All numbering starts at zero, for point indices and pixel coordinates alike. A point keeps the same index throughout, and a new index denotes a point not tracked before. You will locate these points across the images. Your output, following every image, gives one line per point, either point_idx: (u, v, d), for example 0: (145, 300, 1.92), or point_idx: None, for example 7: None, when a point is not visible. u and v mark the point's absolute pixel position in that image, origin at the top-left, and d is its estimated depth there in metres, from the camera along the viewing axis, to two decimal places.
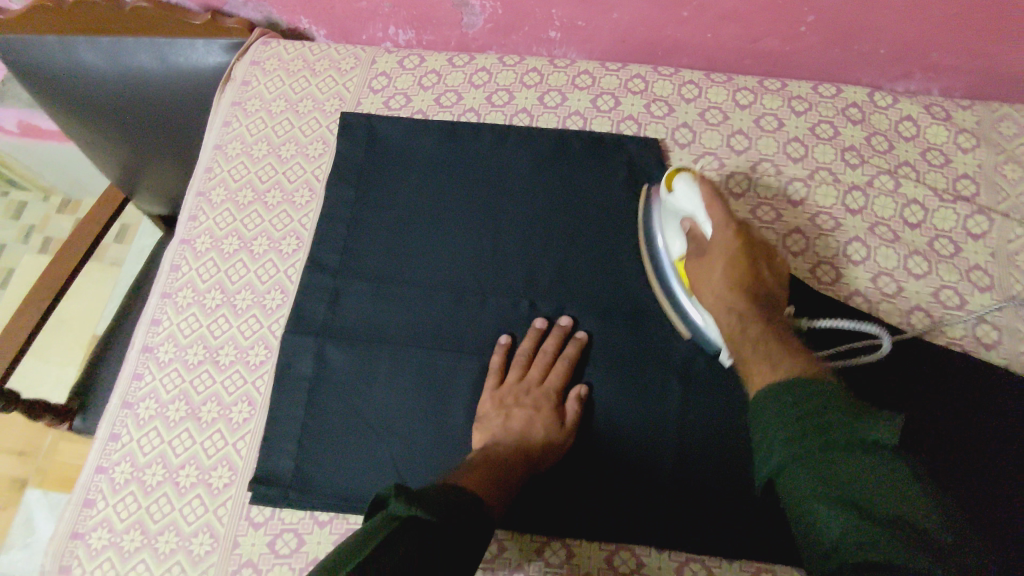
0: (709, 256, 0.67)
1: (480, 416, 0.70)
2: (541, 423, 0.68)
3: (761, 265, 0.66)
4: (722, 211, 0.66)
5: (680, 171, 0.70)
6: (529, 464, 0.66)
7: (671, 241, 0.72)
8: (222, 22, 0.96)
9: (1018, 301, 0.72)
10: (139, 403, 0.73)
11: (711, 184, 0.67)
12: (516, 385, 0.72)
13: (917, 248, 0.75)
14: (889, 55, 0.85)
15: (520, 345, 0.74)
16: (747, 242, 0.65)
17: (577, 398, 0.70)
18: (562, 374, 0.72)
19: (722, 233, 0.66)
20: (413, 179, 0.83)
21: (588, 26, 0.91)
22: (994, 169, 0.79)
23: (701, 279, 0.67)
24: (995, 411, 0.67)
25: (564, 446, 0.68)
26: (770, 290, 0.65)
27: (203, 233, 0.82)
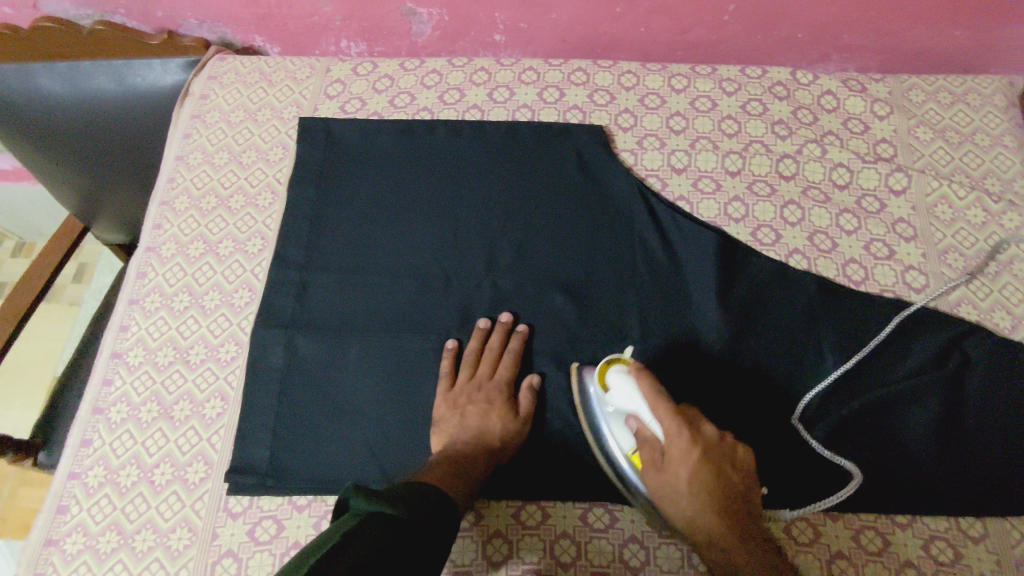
0: (670, 470, 0.61)
1: (436, 419, 0.70)
2: (497, 416, 0.69)
3: (726, 471, 0.60)
4: (670, 416, 0.61)
5: (615, 368, 0.66)
6: (490, 456, 0.67)
7: (621, 437, 0.66)
8: (179, 41, 1.01)
9: (940, 247, 0.79)
10: (110, 407, 0.73)
11: (649, 381, 0.63)
12: (467, 385, 0.72)
13: (847, 207, 0.82)
14: (806, 39, 0.93)
15: (468, 344, 0.75)
16: (708, 449, 0.60)
17: (530, 388, 0.72)
18: (511, 366, 0.73)
19: (681, 449, 0.60)
20: (373, 176, 0.86)
21: (530, 28, 0.96)
22: (908, 132, 0.86)
23: (667, 497, 0.61)
24: (909, 367, 0.72)
25: (522, 433, 0.69)
26: (747, 496, 0.60)
27: (169, 240, 0.84)
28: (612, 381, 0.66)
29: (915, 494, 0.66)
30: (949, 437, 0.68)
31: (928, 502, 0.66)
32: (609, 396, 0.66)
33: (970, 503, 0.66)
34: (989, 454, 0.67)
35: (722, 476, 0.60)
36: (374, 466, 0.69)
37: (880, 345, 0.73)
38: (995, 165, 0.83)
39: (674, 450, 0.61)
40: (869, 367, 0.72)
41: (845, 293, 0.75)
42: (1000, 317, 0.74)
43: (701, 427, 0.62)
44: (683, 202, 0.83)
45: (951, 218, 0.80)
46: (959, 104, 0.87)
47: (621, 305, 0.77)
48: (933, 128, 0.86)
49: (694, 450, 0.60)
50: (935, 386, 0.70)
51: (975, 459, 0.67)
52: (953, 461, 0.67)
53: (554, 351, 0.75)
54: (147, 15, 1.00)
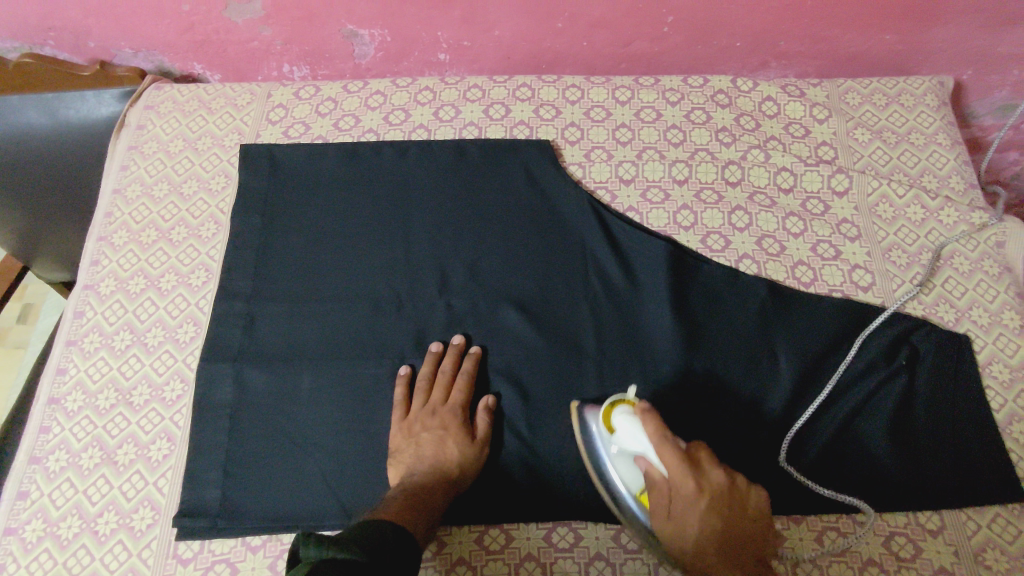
0: (679, 521, 0.61)
1: (392, 450, 0.68)
2: (453, 442, 0.68)
3: (734, 520, 0.60)
4: (677, 465, 0.60)
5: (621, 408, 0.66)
6: (449, 484, 0.66)
7: (629, 477, 0.66)
8: (112, 71, 0.97)
9: (883, 245, 0.80)
10: (48, 456, 0.70)
11: (655, 424, 0.62)
12: (422, 411, 0.71)
13: (793, 210, 0.83)
14: (744, 47, 0.95)
15: (420, 369, 0.74)
16: (716, 499, 0.60)
17: (486, 409, 0.71)
18: (465, 389, 0.72)
19: (689, 499, 0.60)
20: (319, 200, 0.84)
21: (474, 45, 0.96)
22: (847, 134, 0.88)
23: (678, 546, 0.61)
24: (860, 358, 0.73)
25: (480, 457, 0.68)
26: (754, 542, 0.60)
27: (108, 276, 0.81)
28: (617, 423, 0.65)
29: (882, 496, 0.67)
30: (911, 437, 0.69)
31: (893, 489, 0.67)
32: (616, 436, 0.65)
33: (933, 499, 0.66)
34: (949, 448, 0.68)
35: (730, 527, 0.60)
36: (332, 500, 0.67)
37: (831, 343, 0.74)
38: (931, 162, 0.86)
39: (681, 497, 0.60)
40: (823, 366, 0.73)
41: (794, 296, 0.76)
42: (945, 310, 0.76)
43: (708, 474, 0.60)
44: (632, 212, 0.84)
45: (892, 216, 0.82)
46: (893, 105, 0.90)
47: (575, 320, 0.77)
48: (870, 129, 0.88)
49: (702, 501, 0.60)
50: (894, 386, 0.71)
51: (937, 454, 0.68)
52: (916, 459, 0.68)
53: (511, 369, 0.74)
54: (78, 46, 0.97)
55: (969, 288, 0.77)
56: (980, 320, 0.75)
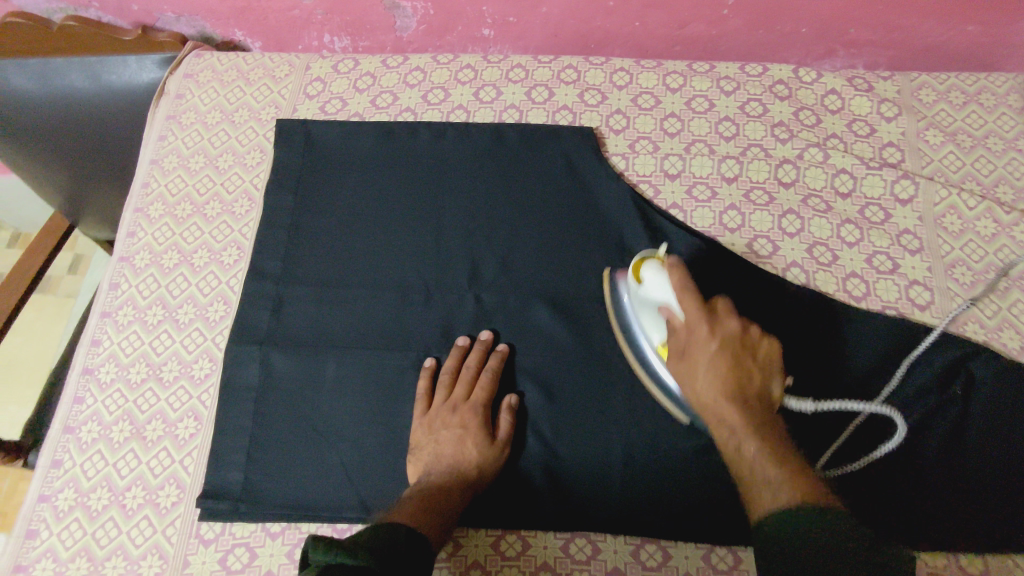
0: (688, 360, 0.60)
1: (412, 445, 0.68)
2: (473, 442, 0.67)
3: (748, 362, 0.59)
4: (695, 311, 0.61)
5: (647, 260, 0.67)
6: (466, 486, 0.65)
7: (650, 329, 0.66)
8: (154, 36, 0.96)
9: (947, 261, 0.75)
10: (81, 427, 0.71)
11: (680, 273, 0.63)
12: (443, 407, 0.69)
13: (849, 217, 0.77)
14: (810, 34, 0.88)
15: (445, 363, 0.73)
16: (727, 341, 0.59)
17: (508, 409, 0.69)
18: (488, 386, 0.70)
19: (700, 339, 0.60)
20: (353, 181, 0.83)
21: (520, 22, 0.92)
22: (917, 135, 0.81)
23: (684, 384, 0.61)
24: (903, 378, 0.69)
25: (500, 460, 0.67)
26: (761, 387, 0.59)
27: (143, 249, 0.81)
28: (646, 275, 0.66)
29: (940, 537, 0.63)
30: (971, 473, 0.65)
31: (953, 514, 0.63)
32: (642, 288, 0.66)
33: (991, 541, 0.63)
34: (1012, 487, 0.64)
35: (738, 368, 0.58)
36: (351, 492, 0.67)
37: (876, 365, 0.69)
38: (1008, 171, 0.79)
39: (695, 341, 0.61)
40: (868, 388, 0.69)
41: (844, 311, 0.72)
42: (1009, 336, 0.71)
43: (723, 321, 0.61)
44: (676, 210, 0.79)
45: (960, 230, 0.76)
46: (971, 105, 0.83)
47: (606, 325, 0.74)
48: (943, 131, 0.81)
49: (714, 341, 0.59)
50: (952, 415, 0.67)
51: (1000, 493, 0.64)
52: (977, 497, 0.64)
53: (538, 369, 0.72)
54: (122, 9, 0.96)
55: None
56: None
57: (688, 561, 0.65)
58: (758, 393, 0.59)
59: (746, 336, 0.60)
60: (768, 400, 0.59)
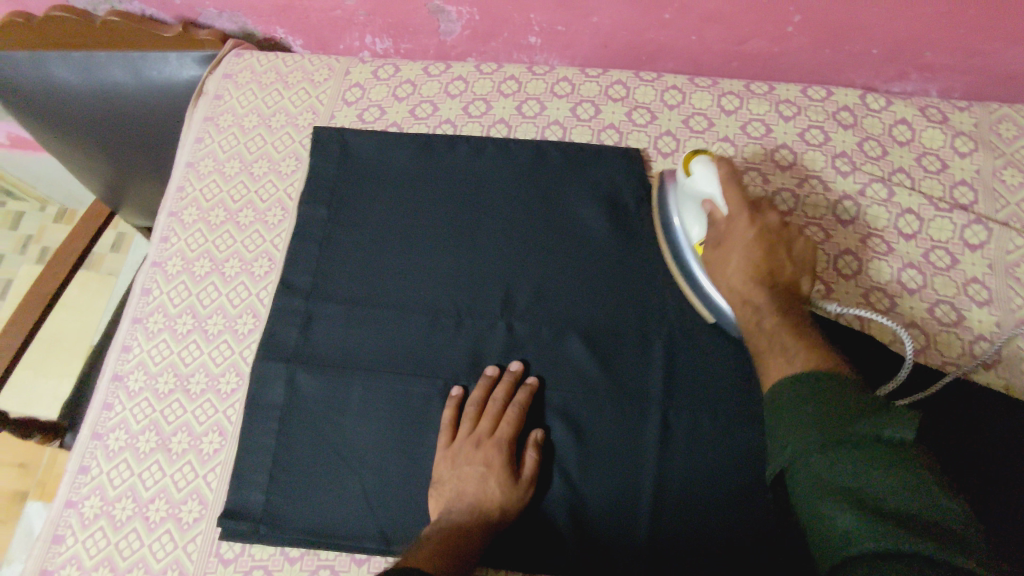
0: (725, 245, 0.64)
1: (434, 479, 0.66)
2: (495, 481, 0.65)
3: (780, 252, 0.63)
4: (737, 200, 0.64)
5: (697, 154, 0.68)
6: (486, 528, 0.63)
7: (689, 225, 0.68)
8: (194, 34, 0.94)
9: (1018, 316, 0.69)
10: (109, 434, 0.72)
11: (729, 167, 0.65)
12: (467, 440, 0.68)
13: (912, 260, 0.72)
14: (881, 56, 0.82)
15: (471, 393, 0.70)
16: (766, 230, 0.63)
17: (534, 446, 0.67)
18: (514, 422, 0.68)
19: (738, 224, 0.64)
20: (388, 194, 0.80)
21: (569, 31, 0.88)
22: (993, 174, 0.75)
23: (716, 269, 0.65)
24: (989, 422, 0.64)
25: (523, 500, 0.65)
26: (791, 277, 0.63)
27: (176, 255, 0.80)
28: (693, 168, 0.67)
29: None
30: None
31: None
32: (687, 181, 0.68)
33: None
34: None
35: (772, 255, 0.62)
36: (371, 521, 0.66)
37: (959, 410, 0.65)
38: None
39: (733, 227, 0.64)
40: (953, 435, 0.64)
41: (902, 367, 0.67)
42: None
43: (765, 214, 0.64)
44: None
45: None
46: None
47: (642, 363, 0.71)
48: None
49: (752, 228, 0.63)
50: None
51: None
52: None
53: (568, 405, 0.70)
54: (165, 4, 0.95)
55: None
56: None
57: None
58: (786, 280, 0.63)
59: (782, 230, 0.64)
60: (795, 289, 0.63)
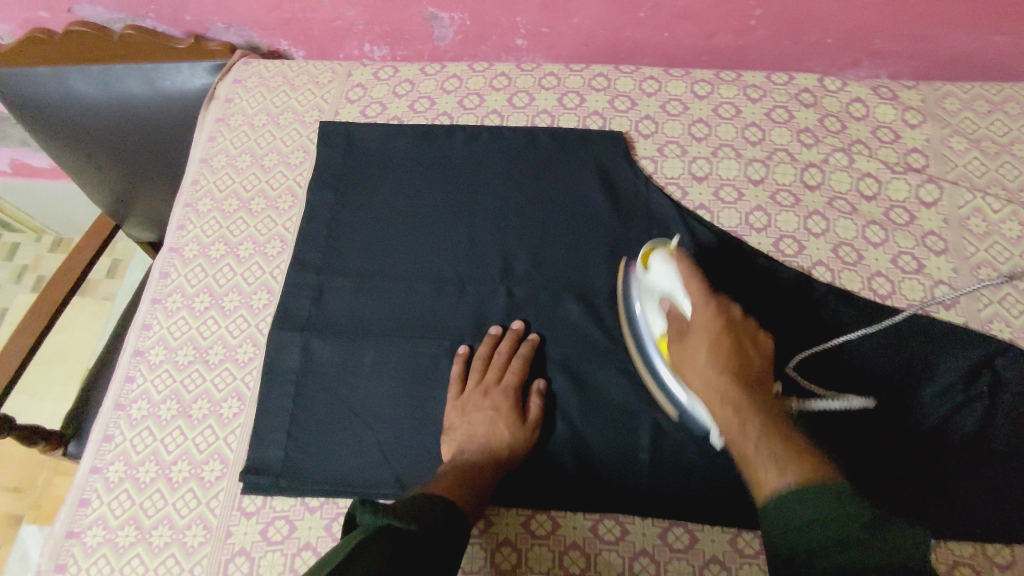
0: (691, 339, 0.64)
1: (446, 427, 0.71)
2: (504, 423, 0.70)
3: (747, 347, 0.63)
4: (699, 291, 0.65)
5: (657, 250, 0.71)
6: (496, 465, 0.67)
7: (653, 321, 0.71)
8: (205, 45, 1.02)
9: (971, 262, 0.76)
10: (131, 404, 0.75)
11: (688, 262, 0.67)
12: (475, 391, 0.72)
13: (874, 218, 0.79)
14: (835, 44, 0.91)
15: (477, 350, 0.75)
16: (732, 323, 0.64)
17: (537, 393, 0.72)
18: (519, 372, 0.73)
19: (705, 314, 0.64)
20: (392, 179, 0.86)
21: (552, 32, 0.96)
22: (941, 142, 0.83)
23: (685, 365, 0.64)
24: (920, 363, 0.70)
25: (530, 441, 0.70)
26: (761, 371, 0.62)
27: (192, 241, 0.85)
28: (654, 264, 0.70)
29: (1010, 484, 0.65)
30: (981, 448, 0.66)
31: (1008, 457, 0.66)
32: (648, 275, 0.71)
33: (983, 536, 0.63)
34: (997, 476, 0.65)
35: (741, 349, 0.62)
36: (386, 469, 0.70)
37: (897, 359, 0.71)
38: None
39: (698, 321, 0.64)
40: (897, 387, 0.70)
41: (870, 309, 0.73)
42: None
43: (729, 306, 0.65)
44: (703, 211, 0.82)
45: (985, 232, 0.77)
46: (995, 113, 0.84)
47: None
48: (969, 137, 0.83)
49: (717, 317, 0.63)
50: (935, 414, 0.68)
51: (991, 484, 0.65)
52: (962, 488, 0.65)
53: (567, 359, 0.75)
54: (175, 20, 1.02)
55: None
56: None
57: (715, 545, 0.66)
58: (758, 375, 0.62)
59: (746, 325, 0.65)
60: (767, 384, 0.62)
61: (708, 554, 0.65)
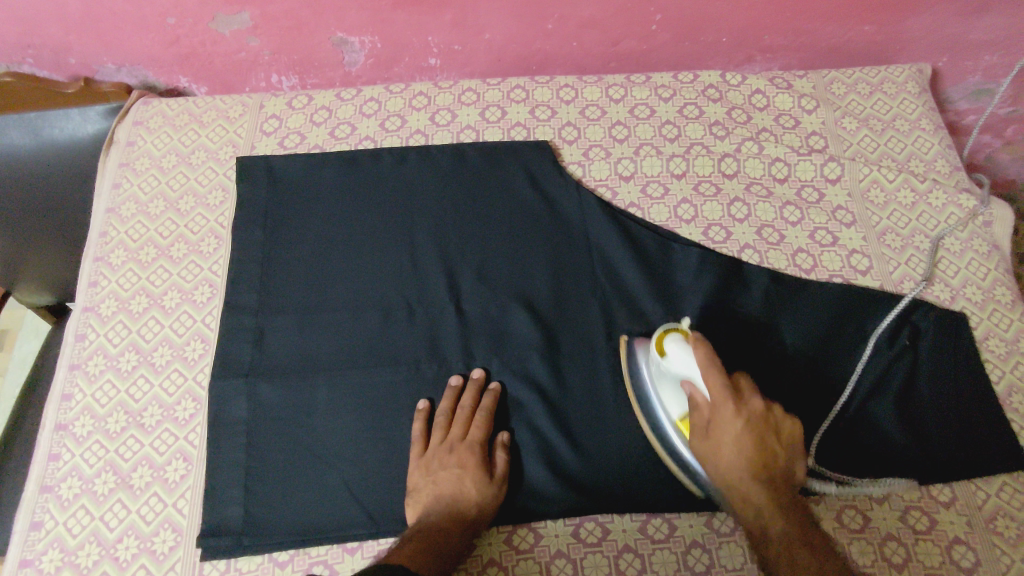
0: (715, 437, 0.64)
1: (410, 488, 0.67)
2: (472, 480, 0.67)
3: (772, 442, 0.63)
4: (721, 389, 0.64)
5: (671, 334, 0.68)
6: (464, 526, 0.64)
7: (669, 402, 0.67)
8: (98, 86, 0.97)
9: (878, 231, 0.83)
10: (60, 484, 0.68)
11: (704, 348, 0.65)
12: (440, 448, 0.69)
13: (789, 199, 0.85)
14: (730, 43, 0.97)
15: (439, 405, 0.72)
16: (754, 418, 0.63)
17: (502, 446, 0.70)
18: (484, 425, 0.70)
19: (727, 417, 0.63)
20: (322, 209, 0.84)
21: (464, 50, 0.97)
22: (835, 124, 0.91)
23: (710, 461, 0.64)
24: (840, 340, 0.75)
25: (498, 497, 0.67)
26: (785, 466, 0.63)
27: (108, 297, 0.79)
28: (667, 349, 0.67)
29: (934, 422, 0.71)
30: (906, 398, 0.72)
31: (930, 399, 0.72)
32: (665, 361, 0.68)
33: (923, 478, 0.69)
34: (925, 419, 0.71)
35: (764, 445, 0.62)
36: (358, 506, 0.67)
37: (821, 337, 0.75)
38: (917, 147, 0.89)
39: (720, 418, 0.64)
40: (827, 364, 0.74)
41: (798, 285, 0.79)
42: (940, 289, 0.79)
43: (748, 399, 0.64)
44: (634, 208, 0.85)
45: (884, 201, 0.85)
46: (877, 93, 0.93)
47: (583, 321, 0.77)
48: (857, 117, 0.91)
49: (740, 418, 0.63)
50: (865, 381, 0.73)
51: (921, 427, 0.71)
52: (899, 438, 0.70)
53: (525, 369, 0.75)
54: (58, 64, 0.95)
55: (962, 267, 0.80)
56: (974, 298, 0.78)
57: (693, 530, 0.67)
58: (782, 470, 0.63)
59: (769, 416, 0.64)
60: (790, 478, 0.63)
61: (689, 539, 0.67)
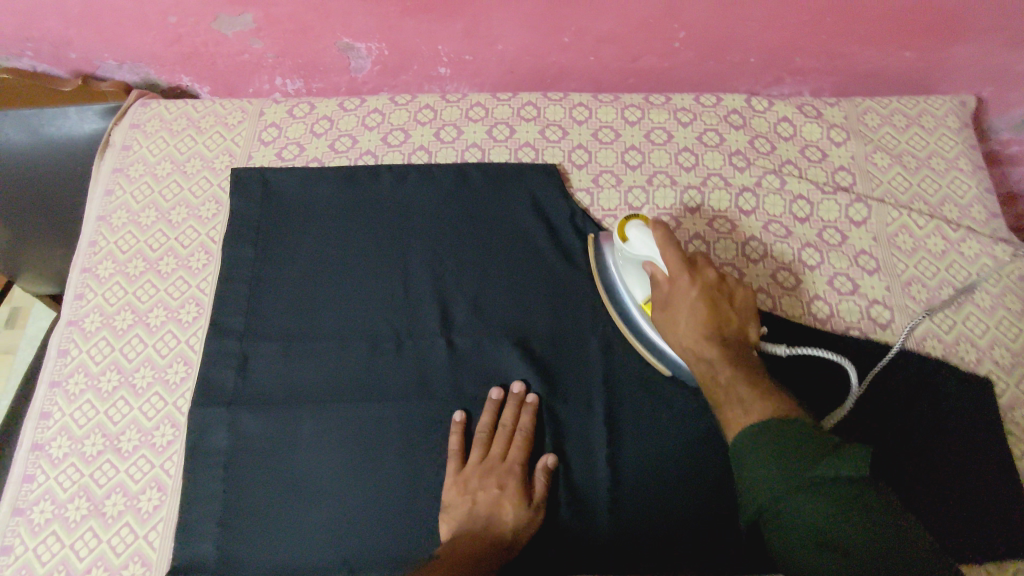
0: (672, 308, 0.64)
1: (445, 505, 0.65)
2: (510, 505, 0.65)
3: (725, 307, 0.63)
4: (678, 262, 0.64)
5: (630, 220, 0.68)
6: (501, 550, 0.63)
7: (633, 285, 0.70)
8: (96, 86, 0.94)
9: (902, 280, 0.77)
10: (32, 507, 0.67)
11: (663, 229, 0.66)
12: (479, 466, 0.67)
13: (809, 240, 0.80)
14: (758, 64, 0.91)
15: (479, 419, 0.70)
16: (708, 286, 0.63)
17: (544, 470, 0.67)
18: (524, 446, 0.68)
19: (682, 288, 0.64)
20: (316, 228, 0.80)
21: (475, 60, 0.92)
22: (865, 159, 0.85)
23: (669, 331, 0.65)
24: (902, 380, 0.71)
25: (536, 524, 0.65)
26: (738, 329, 0.63)
27: (93, 311, 0.77)
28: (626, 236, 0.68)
29: (998, 480, 0.67)
30: (971, 449, 0.68)
31: (997, 453, 0.68)
32: (625, 247, 0.67)
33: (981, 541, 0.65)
34: (988, 477, 0.67)
35: (718, 310, 0.62)
36: (334, 548, 0.65)
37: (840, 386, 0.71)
38: (952, 189, 0.83)
39: (677, 289, 0.64)
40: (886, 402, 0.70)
41: (811, 336, 0.74)
42: (966, 349, 0.73)
43: (703, 270, 0.64)
44: None
45: (912, 248, 0.79)
46: (913, 127, 0.86)
47: (580, 361, 0.73)
48: (890, 153, 0.85)
49: (694, 286, 0.63)
50: (925, 427, 0.69)
51: (984, 483, 0.67)
52: (959, 492, 0.67)
53: None
54: (57, 59, 0.93)
55: (991, 326, 0.74)
56: (1003, 361, 0.73)
57: None
58: (736, 334, 0.62)
59: (725, 285, 0.64)
60: (745, 340, 0.63)
61: None
